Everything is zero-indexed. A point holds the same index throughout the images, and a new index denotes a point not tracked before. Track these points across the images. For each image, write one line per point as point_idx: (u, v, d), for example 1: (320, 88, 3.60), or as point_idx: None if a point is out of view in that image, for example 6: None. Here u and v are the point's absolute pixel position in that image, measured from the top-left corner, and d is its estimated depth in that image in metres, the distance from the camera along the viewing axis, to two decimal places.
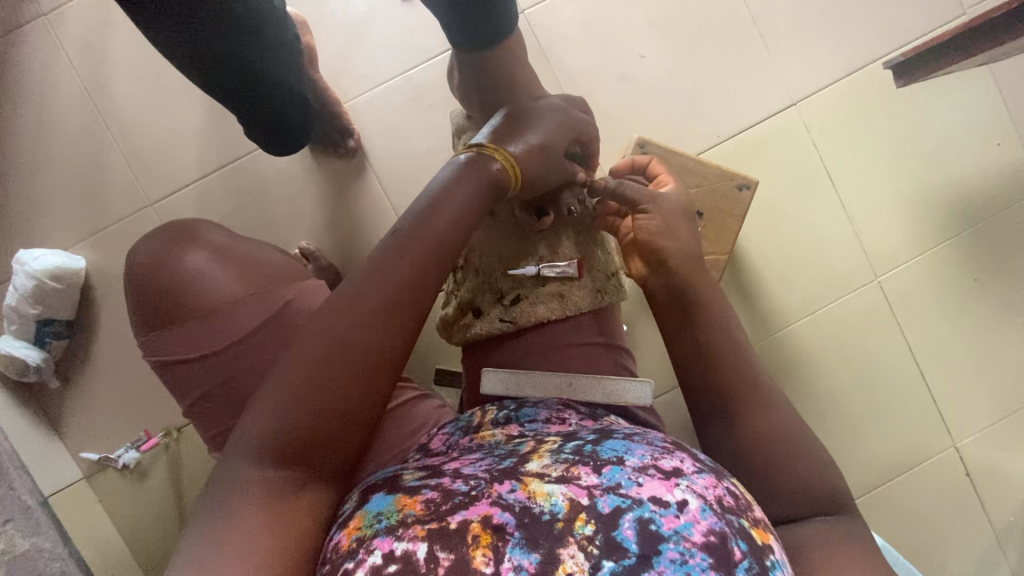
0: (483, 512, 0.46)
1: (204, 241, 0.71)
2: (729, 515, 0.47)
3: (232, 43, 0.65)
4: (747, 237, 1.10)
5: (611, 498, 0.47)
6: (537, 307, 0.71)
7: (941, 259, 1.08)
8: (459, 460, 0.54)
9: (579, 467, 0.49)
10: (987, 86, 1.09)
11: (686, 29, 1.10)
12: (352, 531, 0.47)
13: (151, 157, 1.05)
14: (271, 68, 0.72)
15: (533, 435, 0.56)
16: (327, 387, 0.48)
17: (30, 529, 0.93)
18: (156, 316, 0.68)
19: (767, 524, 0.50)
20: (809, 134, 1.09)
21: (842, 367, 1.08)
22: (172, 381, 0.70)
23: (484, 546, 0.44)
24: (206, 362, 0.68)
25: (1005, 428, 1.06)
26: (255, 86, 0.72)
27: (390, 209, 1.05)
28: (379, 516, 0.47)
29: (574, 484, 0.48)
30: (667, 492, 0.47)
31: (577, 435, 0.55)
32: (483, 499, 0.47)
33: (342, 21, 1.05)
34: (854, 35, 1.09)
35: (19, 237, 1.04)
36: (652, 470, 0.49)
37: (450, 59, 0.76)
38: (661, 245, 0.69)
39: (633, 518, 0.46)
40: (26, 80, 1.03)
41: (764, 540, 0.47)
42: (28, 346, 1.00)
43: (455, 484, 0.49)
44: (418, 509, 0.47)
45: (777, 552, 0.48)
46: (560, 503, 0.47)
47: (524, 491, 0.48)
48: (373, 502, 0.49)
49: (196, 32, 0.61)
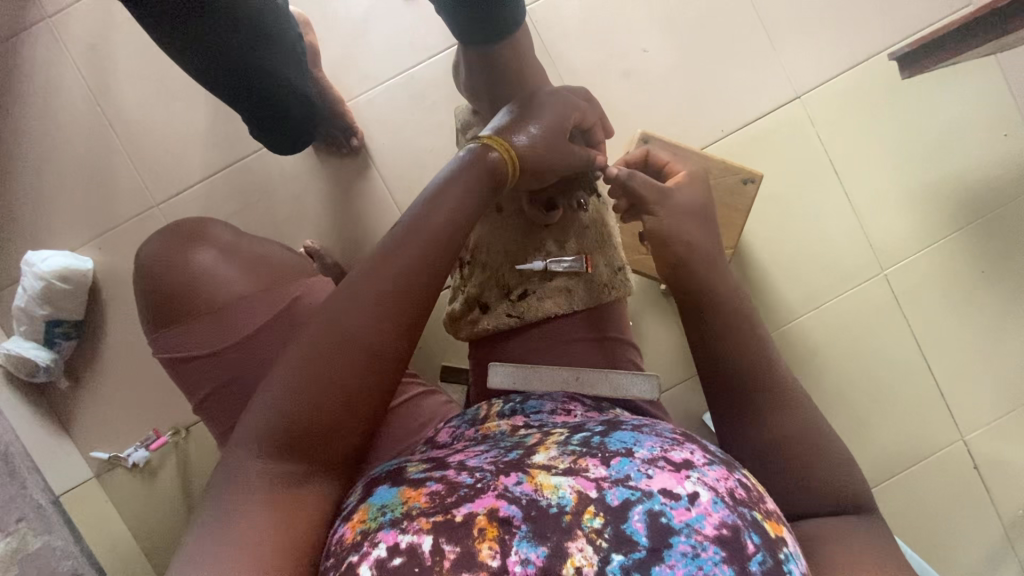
0: (489, 505, 0.46)
1: (210, 238, 0.72)
2: (741, 507, 0.47)
3: (245, 43, 0.66)
4: (752, 231, 1.09)
5: (620, 490, 0.47)
6: (544, 302, 0.70)
7: (948, 252, 1.08)
8: (465, 452, 0.54)
9: (586, 459, 0.50)
10: (993, 77, 1.08)
11: (689, 24, 1.09)
12: (356, 524, 0.47)
13: (157, 158, 1.05)
14: (233, 27, 0.64)
15: (539, 427, 0.56)
16: (332, 381, 0.49)
17: (42, 527, 0.96)
18: (165, 314, 0.69)
19: (780, 516, 0.50)
20: (813, 127, 1.09)
21: (848, 362, 1.08)
22: (180, 378, 0.70)
23: (490, 539, 0.45)
24: (213, 359, 0.68)
25: (1013, 421, 1.06)
26: (209, 43, 0.64)
27: (395, 206, 1.06)
28: (383, 509, 0.47)
29: (582, 477, 0.48)
30: (677, 484, 0.47)
31: (584, 427, 0.55)
32: (489, 492, 0.47)
33: (344, 19, 1.05)
34: (858, 27, 1.09)
35: (27, 239, 1.05)
36: (662, 463, 0.49)
37: (455, 56, 0.76)
38: (680, 243, 0.66)
39: (642, 511, 0.46)
40: (32, 82, 1.04)
41: (777, 533, 0.47)
42: (38, 347, 1.01)
43: (461, 476, 0.49)
44: (422, 501, 0.47)
45: (791, 544, 0.48)
46: (568, 496, 0.47)
47: (531, 484, 0.48)
48: (378, 494, 0.50)
49: (210, 35, 0.63)
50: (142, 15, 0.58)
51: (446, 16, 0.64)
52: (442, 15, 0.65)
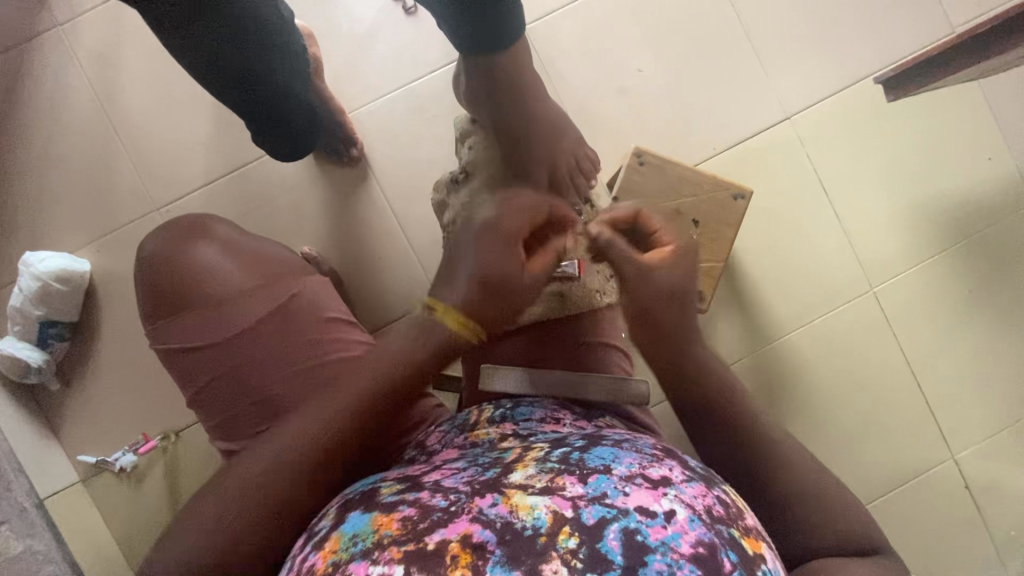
0: (463, 530, 0.46)
1: (214, 234, 0.74)
2: (718, 525, 0.48)
3: (260, 51, 0.70)
4: (743, 248, 1.11)
5: (596, 509, 0.47)
6: (537, 306, 0.71)
7: (935, 271, 1.09)
8: (442, 471, 0.55)
9: (564, 477, 0.50)
10: (978, 101, 1.11)
11: (682, 45, 1.12)
12: (327, 554, 0.47)
13: (159, 164, 1.07)
14: (186, 23, 0.62)
15: (521, 441, 0.57)
16: (347, 418, 0.55)
17: (25, 530, 0.95)
18: (169, 303, 0.69)
19: (759, 533, 0.51)
20: (803, 147, 1.12)
21: (837, 378, 1.09)
22: (179, 370, 0.70)
23: (463, 566, 0.44)
24: (214, 349, 0.68)
25: (1002, 441, 1.07)
26: (226, 58, 0.67)
27: (393, 216, 1.07)
28: (355, 538, 0.48)
29: (558, 496, 0.48)
30: (653, 502, 0.48)
31: (565, 441, 0.56)
32: (463, 516, 0.47)
33: (348, 33, 1.08)
34: (848, 51, 1.12)
35: (26, 241, 1.05)
36: (638, 480, 0.50)
37: (458, 65, 0.77)
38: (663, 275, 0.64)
39: (618, 529, 0.46)
40: (40, 87, 1.06)
41: (755, 550, 0.48)
42: (31, 347, 1.01)
43: (434, 500, 0.50)
44: (395, 528, 0.47)
45: (770, 560, 0.48)
46: (543, 517, 0.46)
47: (506, 505, 0.48)
48: (349, 522, 0.50)
49: (228, 47, 0.67)
50: (170, 38, 0.64)
51: (448, 30, 0.67)
52: (444, 29, 0.67)
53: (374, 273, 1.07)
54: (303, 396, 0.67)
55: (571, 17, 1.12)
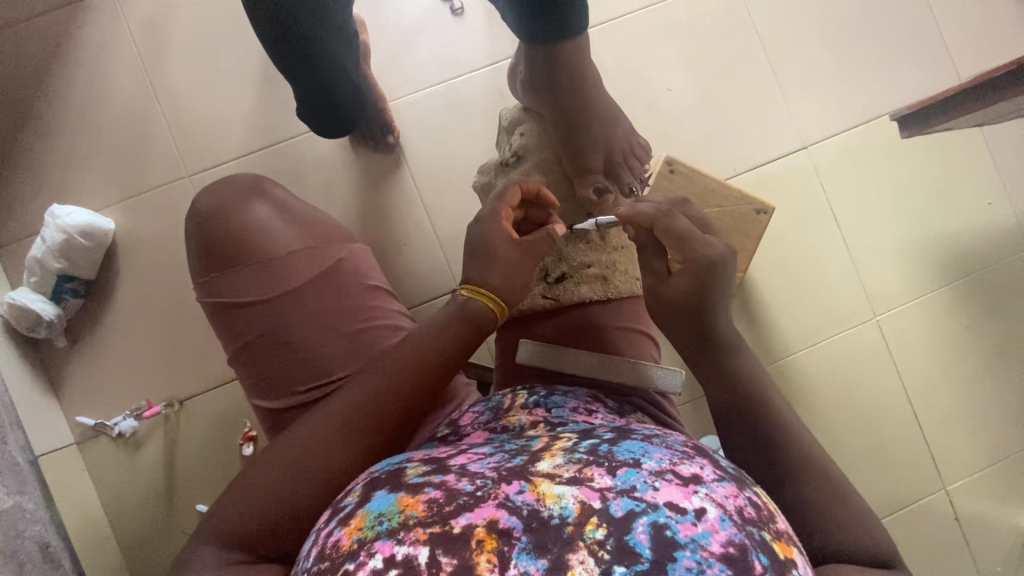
0: (488, 516, 0.43)
1: (267, 193, 0.74)
2: (750, 526, 0.43)
3: (329, 32, 0.74)
4: (756, 266, 1.15)
5: (625, 501, 0.43)
6: (580, 287, 0.75)
7: (935, 305, 1.14)
8: (467, 454, 0.51)
9: (592, 468, 0.46)
10: (982, 150, 1.18)
11: (711, 70, 1.19)
12: (353, 530, 0.45)
13: (195, 133, 1.08)
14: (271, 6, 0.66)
15: (549, 431, 0.54)
16: (397, 388, 0.59)
17: (15, 485, 0.88)
18: (221, 256, 0.70)
19: (791, 538, 0.45)
20: (818, 177, 1.17)
21: (837, 400, 1.12)
22: (223, 325, 0.70)
23: (489, 551, 0.41)
24: (261, 306, 0.69)
25: (991, 476, 1.10)
26: (299, 36, 0.71)
27: (421, 205, 1.10)
28: (381, 517, 0.44)
29: (587, 486, 0.44)
30: (684, 498, 0.43)
31: (593, 433, 0.51)
32: (489, 501, 0.44)
33: (394, 27, 1.12)
34: (864, 91, 1.19)
35: (52, 196, 1.05)
36: (669, 476, 0.45)
37: (519, 58, 0.83)
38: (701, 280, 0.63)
39: (647, 523, 0.42)
40: (86, 46, 1.07)
41: (787, 554, 0.43)
42: (44, 300, 0.99)
43: (461, 483, 0.46)
44: (419, 510, 0.44)
45: (802, 567, 0.43)
46: (571, 506, 0.43)
47: (534, 492, 0.44)
48: (375, 500, 0.47)
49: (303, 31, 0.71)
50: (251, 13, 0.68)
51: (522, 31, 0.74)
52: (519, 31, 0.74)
53: (398, 258, 1.08)
54: (345, 360, 0.68)
55: (608, 33, 1.18)
